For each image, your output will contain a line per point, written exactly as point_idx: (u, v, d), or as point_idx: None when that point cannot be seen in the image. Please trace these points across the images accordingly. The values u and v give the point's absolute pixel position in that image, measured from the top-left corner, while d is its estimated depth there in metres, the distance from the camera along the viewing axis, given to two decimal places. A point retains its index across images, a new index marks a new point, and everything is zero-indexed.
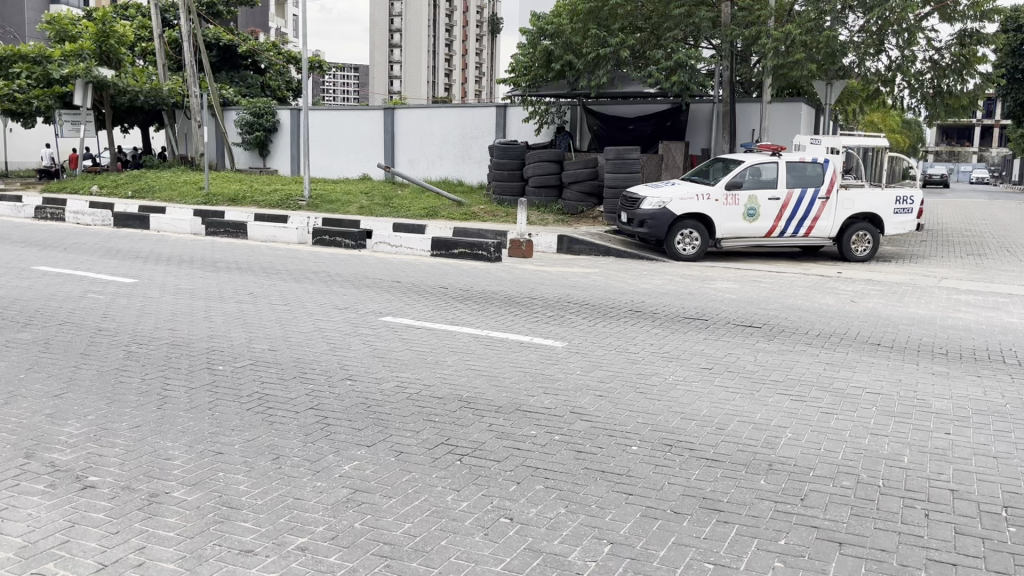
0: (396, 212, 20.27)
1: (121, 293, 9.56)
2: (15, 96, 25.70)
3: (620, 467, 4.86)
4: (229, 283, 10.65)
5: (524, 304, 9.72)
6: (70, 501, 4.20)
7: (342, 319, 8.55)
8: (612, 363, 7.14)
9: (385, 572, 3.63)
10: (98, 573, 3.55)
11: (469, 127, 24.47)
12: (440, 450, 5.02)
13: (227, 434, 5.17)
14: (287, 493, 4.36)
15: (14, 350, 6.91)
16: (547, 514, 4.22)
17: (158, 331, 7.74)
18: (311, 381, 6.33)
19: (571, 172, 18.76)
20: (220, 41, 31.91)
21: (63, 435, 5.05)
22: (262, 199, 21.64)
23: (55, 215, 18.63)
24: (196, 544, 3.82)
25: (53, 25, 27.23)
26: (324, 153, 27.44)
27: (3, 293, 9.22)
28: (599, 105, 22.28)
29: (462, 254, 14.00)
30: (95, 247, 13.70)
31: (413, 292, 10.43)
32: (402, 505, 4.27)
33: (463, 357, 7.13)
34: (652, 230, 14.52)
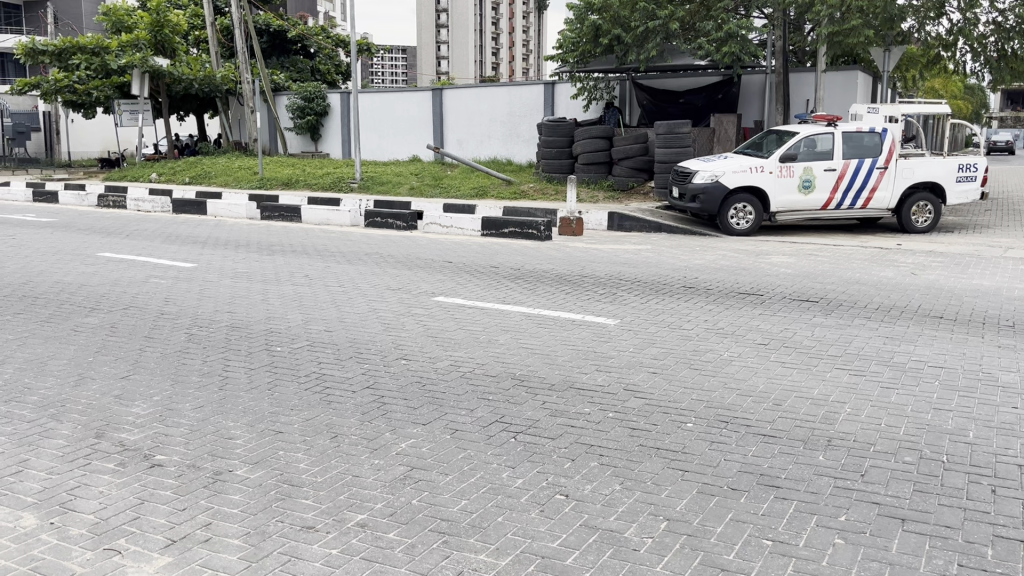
0: (446, 193, 20.36)
1: (182, 277, 9.81)
2: (76, 87, 26.36)
3: (675, 444, 4.83)
4: (285, 265, 10.83)
5: (575, 282, 9.71)
6: (139, 479, 4.34)
7: (395, 299, 8.65)
8: (666, 340, 7.09)
9: (443, 548, 3.68)
10: (168, 548, 3.68)
11: (517, 105, 24.39)
12: (495, 428, 5.06)
13: (287, 413, 5.28)
14: (346, 471, 4.45)
15: (83, 334, 7.15)
16: (602, 491, 4.23)
17: (218, 314, 7.92)
18: (367, 361, 6.42)
19: (620, 147, 18.58)
20: (270, 27, 32.24)
21: (130, 415, 5.22)
22: (316, 182, 21.95)
23: (117, 203, 19.16)
24: (259, 521, 3.92)
25: (109, 16, 27.78)
26: (374, 135, 27.68)
27: (71, 279, 9.53)
28: (649, 79, 22.06)
29: (512, 233, 14.01)
30: (157, 233, 14.07)
31: (464, 271, 10.48)
32: (459, 482, 4.32)
33: (515, 336, 7.15)
34: (704, 205, 14.34)
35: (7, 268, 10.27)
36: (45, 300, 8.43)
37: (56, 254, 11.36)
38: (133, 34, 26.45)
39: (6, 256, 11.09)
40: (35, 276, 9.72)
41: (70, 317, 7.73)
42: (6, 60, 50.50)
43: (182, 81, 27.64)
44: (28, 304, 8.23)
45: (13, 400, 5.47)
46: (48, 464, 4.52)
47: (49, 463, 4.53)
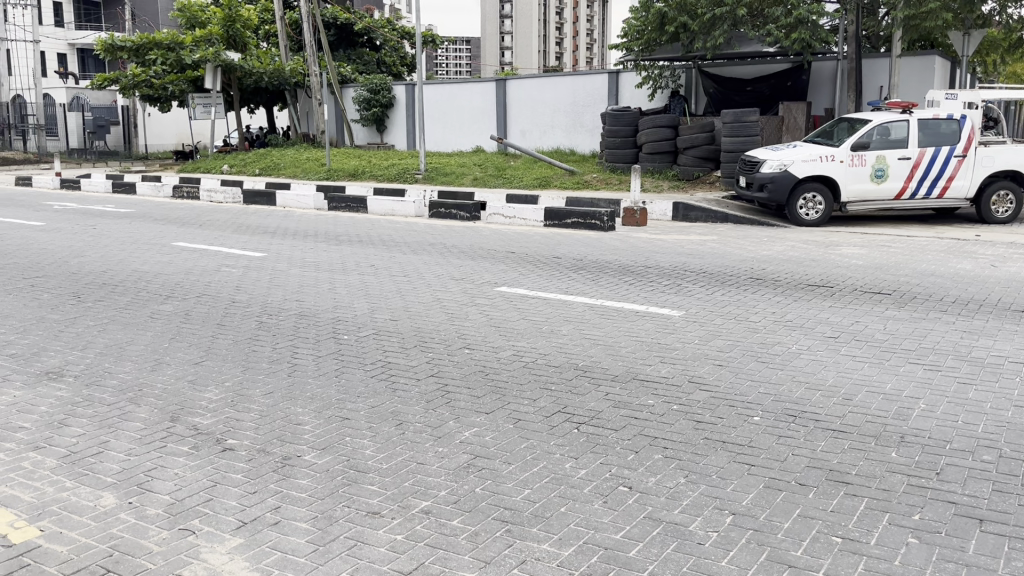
0: (509, 183, 20.41)
1: (252, 266, 10.04)
2: (153, 82, 27.19)
3: (742, 438, 4.76)
4: (352, 256, 10.98)
5: (639, 273, 9.62)
6: (211, 462, 4.47)
7: (459, 289, 8.71)
8: (732, 333, 6.98)
9: (507, 536, 3.70)
10: (239, 530, 3.78)
11: (581, 94, 24.27)
12: (557, 418, 5.05)
13: (353, 400, 5.38)
14: (410, 458, 4.51)
15: (158, 321, 7.39)
16: (666, 483, 4.20)
17: (287, 303, 8.09)
18: (431, 350, 6.49)
19: (686, 136, 18.29)
20: (337, 20, 32.68)
21: (203, 400, 5.38)
22: (381, 173, 22.26)
23: (191, 193, 19.71)
24: (327, 506, 3.99)
25: (184, 12, 28.46)
26: (438, 127, 27.91)
27: (147, 268, 9.85)
28: (715, 66, 21.72)
29: (575, 224, 13.94)
30: (228, 224, 14.44)
31: (527, 262, 10.48)
32: (522, 471, 4.33)
33: (578, 326, 7.12)
34: (772, 195, 14.03)
35: (89, 256, 10.67)
36: (124, 288, 8.73)
37: (134, 244, 11.75)
38: (206, 29, 27.32)
39: (86, 245, 11.53)
40: (115, 264, 10.08)
41: (147, 305, 7.98)
42: (87, 55, 52.53)
43: (253, 75, 28.40)
44: (108, 292, 8.53)
45: (94, 384, 5.70)
46: (126, 445, 4.69)
47: (127, 445, 4.70)
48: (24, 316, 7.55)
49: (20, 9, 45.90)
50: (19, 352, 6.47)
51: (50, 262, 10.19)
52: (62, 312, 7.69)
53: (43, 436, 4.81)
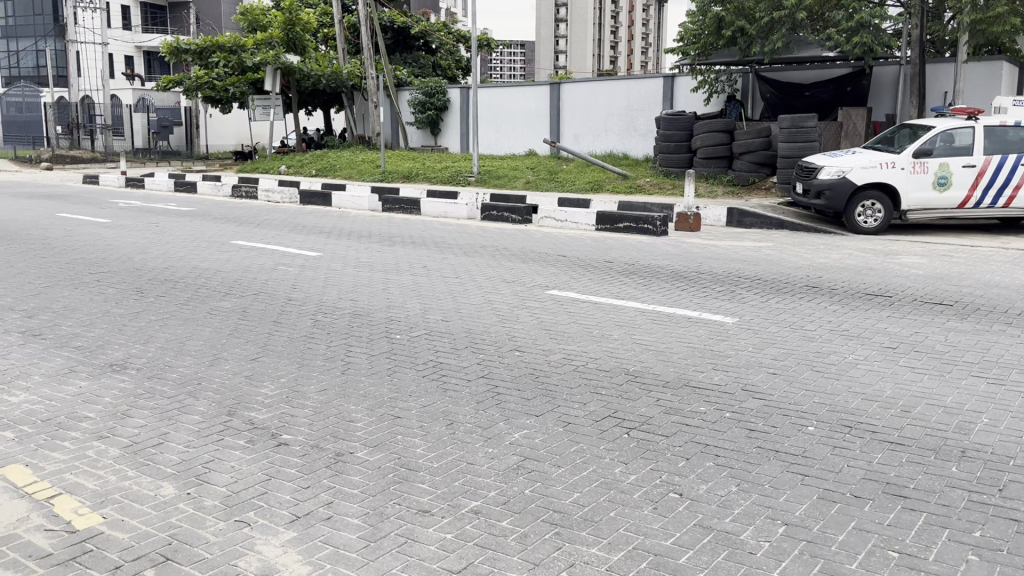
0: (562, 186, 20.41)
1: (308, 265, 10.20)
2: (215, 84, 27.84)
3: (796, 447, 4.68)
4: (405, 257, 11.09)
5: (692, 279, 9.53)
6: (267, 456, 4.56)
7: (510, 292, 8.72)
8: (788, 341, 6.86)
9: (555, 539, 3.70)
10: (292, 523, 3.84)
11: (635, 98, 24.15)
12: (607, 423, 5.04)
13: (405, 399, 5.43)
14: (461, 458, 4.53)
15: (217, 317, 7.55)
16: (718, 491, 4.15)
17: (341, 301, 8.22)
18: (481, 351, 6.52)
19: (742, 141, 18.06)
20: (395, 24, 33.04)
21: (260, 395, 5.49)
22: (434, 175, 22.45)
23: (250, 193, 20.14)
24: (378, 502, 4.04)
25: (246, 16, 29.14)
26: (492, 130, 28.05)
27: (207, 265, 10.10)
28: (773, 71, 21.43)
29: (627, 228, 13.86)
30: (285, 223, 14.72)
31: (579, 266, 10.47)
32: (571, 475, 4.33)
33: (630, 331, 7.09)
34: (830, 202, 13.79)
35: (152, 253, 10.98)
36: (184, 285, 8.95)
37: (195, 241, 12.04)
38: (267, 32, 27.93)
39: (149, 242, 11.86)
40: (176, 261, 10.35)
41: (206, 301, 8.18)
42: (152, 56, 54.05)
43: (311, 77, 28.92)
44: (170, 288, 8.75)
45: (155, 376, 5.86)
46: (185, 438, 4.81)
47: (186, 437, 4.82)
48: (90, 309, 7.79)
49: (90, 11, 47.46)
50: (84, 344, 6.68)
51: (114, 258, 10.51)
52: (125, 307, 7.91)
53: (106, 426, 4.96)
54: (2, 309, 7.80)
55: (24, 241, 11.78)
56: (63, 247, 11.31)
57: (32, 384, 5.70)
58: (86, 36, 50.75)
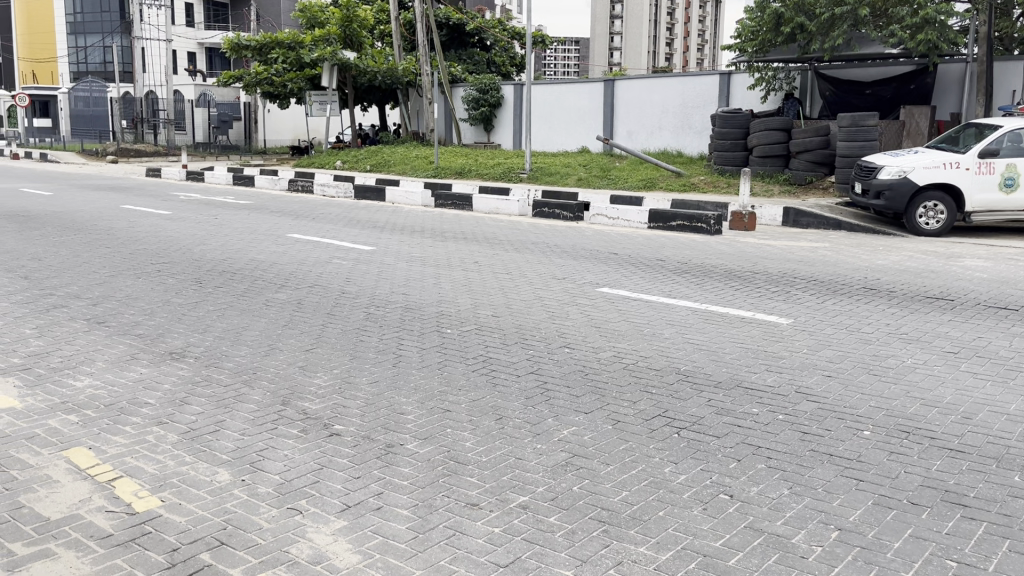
0: (615, 184, 20.30)
1: (361, 259, 10.32)
2: (274, 79, 28.35)
3: (851, 452, 4.59)
4: (457, 252, 11.15)
5: (746, 279, 9.38)
6: (319, 446, 4.63)
7: (561, 289, 8.71)
8: (843, 343, 6.73)
9: (603, 537, 3.69)
10: (343, 513, 3.90)
11: (691, 96, 23.90)
12: (657, 422, 5.00)
13: (455, 393, 5.47)
14: (509, 453, 4.55)
15: (273, 308, 7.70)
16: (769, 494, 4.10)
17: (393, 295, 8.30)
18: (531, 347, 6.52)
19: (799, 140, 17.74)
20: (450, 20, 33.19)
21: (313, 386, 5.58)
22: (487, 172, 22.50)
23: (306, 187, 20.47)
24: (427, 495, 4.07)
25: (304, 13, 29.41)
26: (545, 127, 28.08)
27: (264, 257, 10.29)
28: (833, 68, 20.99)
29: (681, 227, 13.71)
30: (339, 217, 14.92)
31: (631, 264, 10.39)
32: (620, 473, 4.31)
33: (681, 330, 7.02)
34: (890, 202, 13.47)
35: (211, 245, 11.23)
36: (241, 276, 9.13)
37: (252, 234, 12.29)
38: (325, 29, 28.26)
39: (209, 234, 12.13)
40: (234, 253, 10.57)
41: (262, 292, 8.34)
42: (214, 53, 55.27)
43: (367, 73, 29.22)
44: (227, 279, 8.93)
45: (213, 365, 6.00)
46: (241, 425, 4.91)
47: (241, 424, 4.92)
48: (151, 299, 8.00)
49: (156, 9, 48.71)
50: (146, 332, 6.86)
51: (175, 249, 10.77)
52: (184, 297, 8.11)
53: (166, 412, 5.10)
54: (69, 296, 8.06)
55: (90, 232, 12.16)
56: (126, 237, 11.64)
57: (96, 369, 5.88)
58: (152, 33, 52.11)
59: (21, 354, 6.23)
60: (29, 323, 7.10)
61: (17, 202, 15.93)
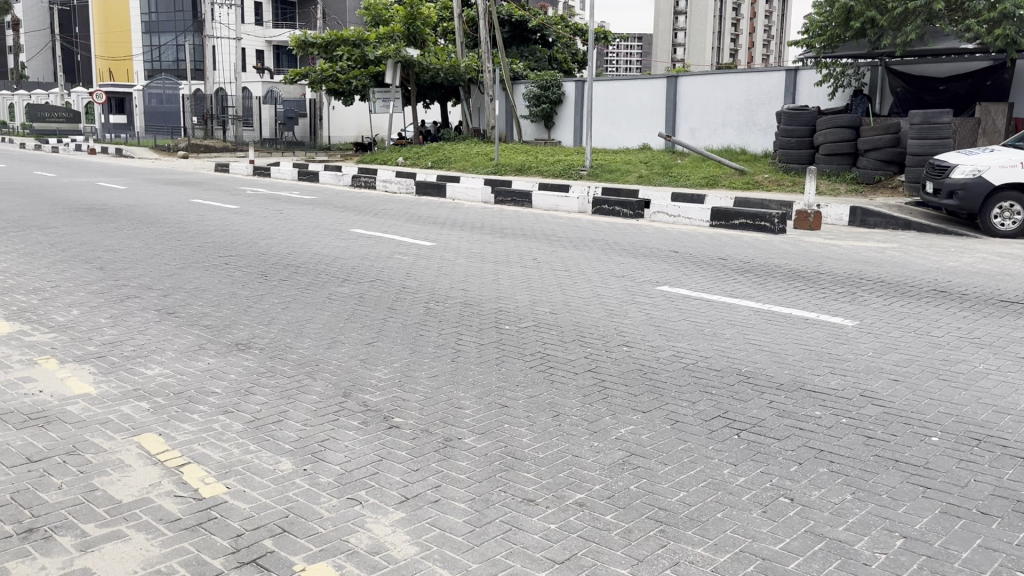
0: (676, 182, 20.11)
1: (422, 255, 10.42)
2: (338, 77, 28.84)
3: (917, 458, 4.47)
4: (516, 249, 11.18)
5: (810, 279, 9.21)
6: (379, 438, 4.71)
7: (620, 286, 8.66)
8: (911, 346, 6.56)
9: (660, 537, 3.67)
10: (402, 504, 3.96)
11: (756, 93, 23.51)
12: (717, 423, 4.94)
13: (513, 388, 5.50)
14: (566, 450, 4.55)
15: (336, 302, 7.83)
16: (831, 498, 4.02)
17: (453, 291, 8.36)
18: (590, 345, 6.52)
19: (868, 138, 17.28)
20: (512, 17, 33.32)
21: (374, 378, 5.68)
22: (547, 169, 22.49)
23: (368, 183, 20.80)
24: (484, 489, 4.11)
25: (370, 11, 29.85)
26: (606, 124, 27.94)
27: (327, 251, 10.48)
28: (904, 64, 20.44)
29: (744, 225, 13.51)
30: (401, 213, 15.10)
31: (691, 262, 10.28)
32: (678, 473, 4.28)
33: (743, 331, 6.93)
34: (963, 202, 13.05)
35: (276, 238, 11.47)
36: (305, 270, 9.31)
37: (316, 228, 12.52)
38: (389, 27, 28.64)
39: (275, 229, 12.40)
40: (298, 247, 10.79)
41: (325, 286, 8.49)
42: (282, 51, 56.49)
43: (430, 70, 29.46)
44: (292, 273, 9.13)
45: (277, 356, 6.14)
46: (304, 416, 5.02)
47: (304, 415, 5.03)
48: (219, 291, 8.21)
49: (226, 9, 50.03)
50: (213, 323, 7.05)
51: (242, 243, 11.05)
52: (251, 289, 8.30)
53: (232, 401, 5.24)
54: (142, 287, 8.32)
55: (162, 225, 12.54)
56: (196, 231, 11.99)
57: (166, 359, 6.07)
58: (222, 32, 53.50)
59: (96, 342, 6.46)
60: (104, 312, 7.37)
61: (94, 196, 16.52)
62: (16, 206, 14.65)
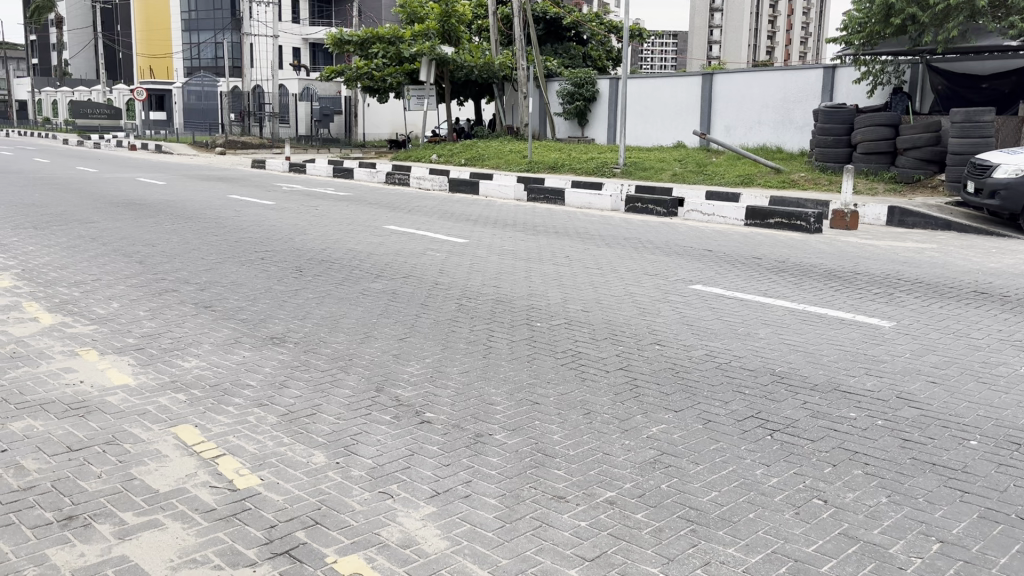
0: (710, 180, 19.95)
1: (455, 252, 10.45)
2: (373, 74, 29.05)
3: (955, 462, 4.40)
4: (549, 246, 11.17)
5: (846, 279, 9.09)
6: (411, 433, 4.73)
7: (652, 285, 8.62)
8: (950, 349, 6.44)
9: (691, 536, 3.65)
10: (433, 498, 3.98)
11: (792, 90, 23.25)
12: (750, 423, 4.90)
13: (544, 386, 5.50)
14: (597, 447, 4.55)
15: (369, 297, 7.89)
16: (866, 501, 3.96)
17: (485, 288, 8.39)
18: (621, 343, 6.50)
19: (908, 137, 17.01)
20: (547, 15, 33.29)
21: (405, 373, 5.71)
22: (580, 166, 22.44)
23: (402, 180, 20.92)
24: (515, 485, 4.12)
25: (405, 8, 30.06)
26: (640, 121, 27.81)
27: (361, 248, 10.56)
28: (945, 61, 20.07)
29: (779, 225, 13.36)
30: (435, 210, 15.17)
31: (725, 261, 10.19)
32: (709, 473, 4.25)
33: (777, 330, 6.86)
34: (1005, 202, 12.81)
35: (311, 234, 11.59)
36: (340, 265, 9.40)
37: (350, 224, 12.61)
38: (424, 24, 28.78)
39: (310, 224, 12.52)
40: (333, 243, 10.88)
41: (359, 282, 8.56)
42: (318, 48, 56.97)
43: (464, 68, 29.55)
44: (326, 268, 9.21)
45: (311, 351, 6.20)
46: (337, 410, 5.07)
47: (337, 409, 5.08)
48: (254, 286, 8.31)
49: (265, 8, 50.59)
50: (249, 317, 7.15)
51: (278, 238, 11.18)
52: (286, 285, 8.39)
53: (266, 395, 5.31)
54: (179, 281, 8.46)
55: (200, 220, 12.72)
56: (232, 226, 12.14)
57: (203, 352, 6.16)
58: (259, 30, 54.10)
59: (135, 335, 6.58)
60: (143, 305, 7.50)
61: (134, 191, 16.81)
62: (59, 201, 14.95)
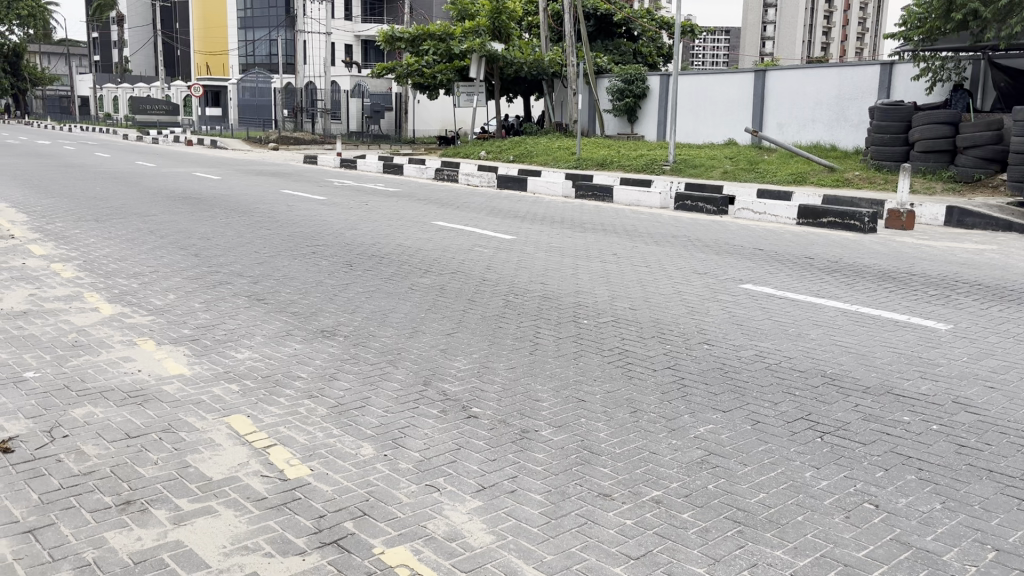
0: (762, 178, 19.68)
1: (502, 248, 10.49)
2: (424, 71, 29.27)
3: (1013, 469, 4.29)
4: (597, 243, 11.13)
5: (902, 280, 8.89)
6: (457, 427, 4.77)
7: (702, 284, 8.54)
8: (1010, 353, 6.26)
9: (738, 538, 3.62)
10: (479, 493, 4.01)
11: (847, 87, 22.80)
12: (800, 425, 4.84)
13: (590, 383, 5.50)
14: (643, 446, 4.53)
15: (417, 293, 7.95)
16: (919, 507, 3.89)
17: (532, 284, 8.40)
18: (669, 342, 6.46)
19: (968, 135, 16.56)
20: (598, 11, 33.15)
21: (453, 368, 5.75)
22: (629, 163, 22.32)
23: (450, 176, 21.02)
24: (561, 481, 4.13)
25: (456, 6, 30.27)
26: (691, 118, 27.55)
27: (410, 243, 10.65)
28: (1009, 57, 19.47)
29: (833, 224, 13.13)
30: (483, 206, 15.24)
31: (777, 261, 10.04)
32: (758, 474, 4.20)
33: (829, 331, 6.75)
34: None
35: (361, 230, 11.72)
36: (389, 260, 9.50)
37: (399, 220, 12.72)
38: (475, 21, 28.90)
39: (360, 220, 12.66)
40: (382, 238, 10.99)
41: (408, 277, 8.63)
42: (369, 45, 57.49)
43: (513, 65, 29.58)
44: (376, 263, 9.31)
45: (361, 344, 6.28)
46: (385, 403, 5.13)
47: (385, 402, 5.14)
48: (305, 279, 8.44)
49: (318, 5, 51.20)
50: (301, 310, 7.27)
51: (329, 233, 11.33)
52: (337, 279, 8.50)
53: (317, 387, 5.39)
54: (233, 274, 8.63)
55: (253, 214, 12.95)
56: (285, 220, 12.33)
57: (255, 343, 6.28)
58: (313, 27, 54.83)
59: (191, 326, 6.74)
60: (199, 297, 7.67)
61: (190, 185, 17.18)
62: (119, 194, 15.35)
